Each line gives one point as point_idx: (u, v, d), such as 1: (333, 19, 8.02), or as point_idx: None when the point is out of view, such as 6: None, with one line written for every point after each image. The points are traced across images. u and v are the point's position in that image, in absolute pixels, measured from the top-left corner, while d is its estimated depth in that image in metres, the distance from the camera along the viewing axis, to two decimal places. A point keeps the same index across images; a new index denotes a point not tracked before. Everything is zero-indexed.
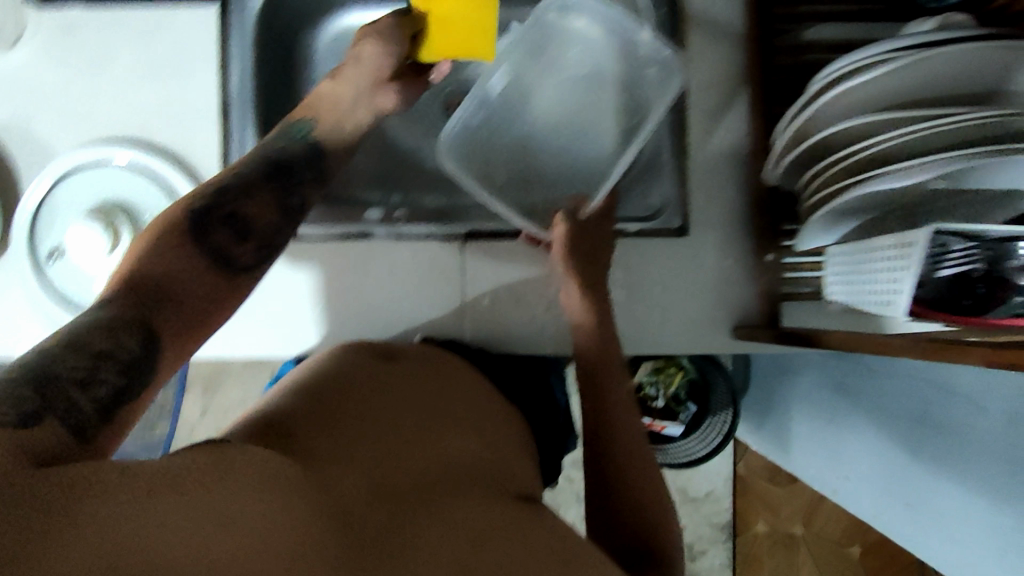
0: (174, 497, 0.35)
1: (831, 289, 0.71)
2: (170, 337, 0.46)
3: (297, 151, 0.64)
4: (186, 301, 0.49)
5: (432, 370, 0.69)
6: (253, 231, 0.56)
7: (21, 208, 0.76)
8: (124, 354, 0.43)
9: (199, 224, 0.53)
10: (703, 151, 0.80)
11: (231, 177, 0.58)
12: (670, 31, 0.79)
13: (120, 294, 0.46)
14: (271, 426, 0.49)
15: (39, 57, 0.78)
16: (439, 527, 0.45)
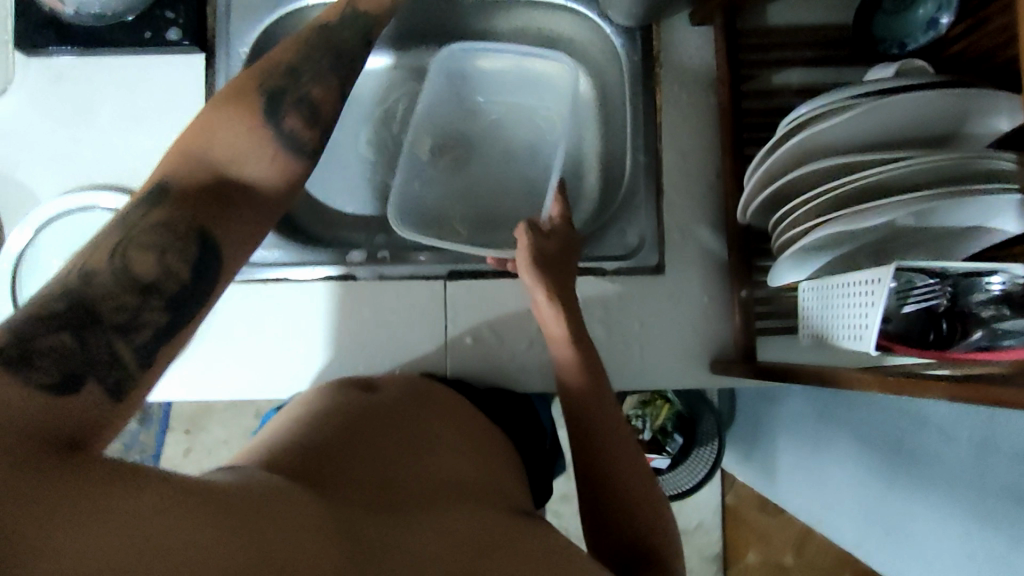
0: (195, 498, 0.34)
1: (803, 322, 0.75)
2: (235, 238, 0.42)
3: (352, 42, 0.55)
4: (254, 205, 0.44)
5: (423, 396, 0.70)
6: (324, 117, 0.50)
7: (6, 253, 0.77)
8: (171, 283, 0.38)
9: (268, 96, 0.47)
10: (678, 189, 0.82)
11: (295, 59, 0.50)
12: (645, 76, 0.82)
13: (177, 194, 0.41)
14: (270, 454, 0.49)
15: (27, 104, 0.80)
16: (441, 534, 0.45)
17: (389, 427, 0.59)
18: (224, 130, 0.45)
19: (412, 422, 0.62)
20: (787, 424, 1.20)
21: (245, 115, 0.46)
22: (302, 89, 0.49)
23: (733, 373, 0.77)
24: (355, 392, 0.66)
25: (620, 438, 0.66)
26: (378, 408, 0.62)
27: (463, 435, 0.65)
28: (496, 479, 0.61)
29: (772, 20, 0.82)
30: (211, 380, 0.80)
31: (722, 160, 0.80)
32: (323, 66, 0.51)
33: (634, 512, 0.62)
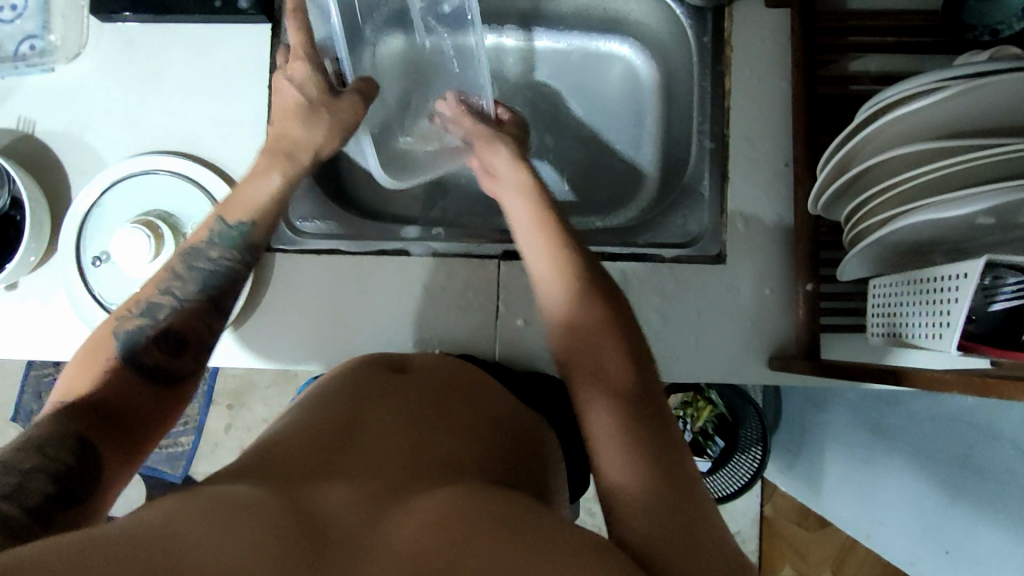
0: (121, 543, 0.38)
1: (871, 321, 0.72)
2: (112, 448, 0.50)
3: (231, 255, 0.65)
4: (131, 419, 0.54)
5: (442, 376, 0.68)
6: (189, 341, 0.60)
7: (72, 213, 0.78)
8: (57, 465, 0.46)
9: (128, 345, 0.58)
10: (742, 177, 0.79)
11: (160, 294, 0.61)
12: (714, 59, 0.80)
13: (68, 414, 0.51)
14: (260, 461, 0.51)
15: (97, 70, 0.81)
16: (403, 521, 0.43)
17: (390, 407, 0.59)
18: (94, 374, 0.55)
19: (420, 399, 0.62)
20: (830, 436, 1.14)
21: (112, 360, 0.57)
22: (164, 307, 0.61)
23: (794, 370, 0.74)
24: (381, 371, 0.67)
25: (587, 312, 0.59)
26: (389, 388, 0.63)
27: (482, 414, 0.64)
28: (513, 459, 0.60)
29: (852, 4, 0.78)
30: (262, 350, 0.80)
31: (794, 148, 0.77)
32: (195, 299, 0.62)
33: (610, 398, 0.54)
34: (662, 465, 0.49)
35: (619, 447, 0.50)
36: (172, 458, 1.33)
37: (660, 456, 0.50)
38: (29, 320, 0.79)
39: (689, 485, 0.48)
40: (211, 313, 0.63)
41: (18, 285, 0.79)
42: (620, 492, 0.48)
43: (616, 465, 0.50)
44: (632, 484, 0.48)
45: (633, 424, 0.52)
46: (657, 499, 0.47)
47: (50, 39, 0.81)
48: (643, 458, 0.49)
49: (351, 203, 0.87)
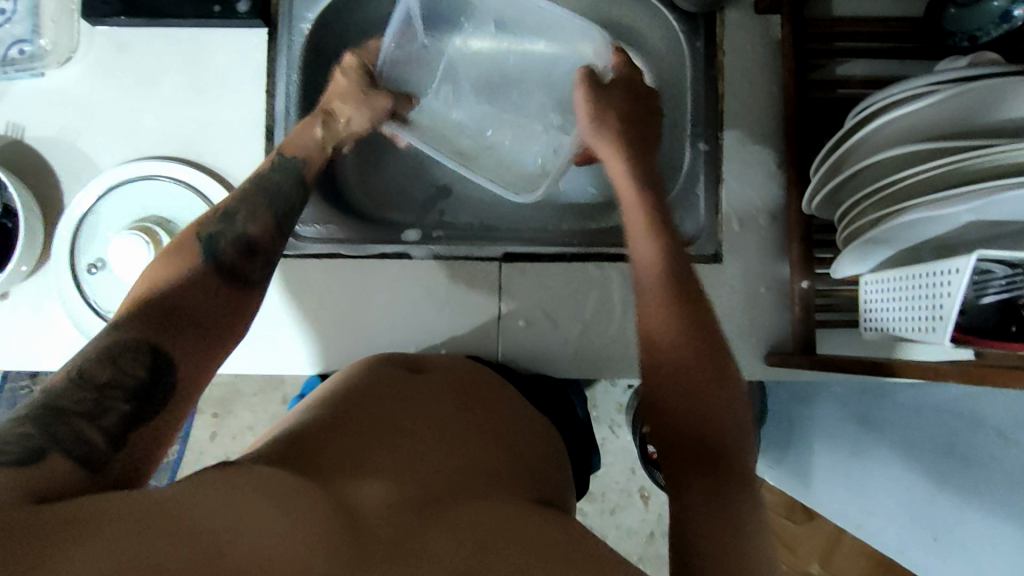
0: (181, 513, 0.37)
1: (865, 317, 0.75)
2: (189, 354, 0.49)
3: (290, 182, 0.66)
4: (205, 318, 0.52)
5: (458, 377, 0.69)
6: (261, 249, 0.59)
7: (66, 220, 0.77)
8: (130, 380, 0.45)
9: (208, 245, 0.56)
10: (736, 178, 0.81)
11: (233, 205, 0.62)
12: (706, 64, 0.82)
13: (142, 314, 0.49)
14: (294, 445, 0.51)
15: (89, 74, 0.80)
16: (448, 535, 0.44)
17: (420, 415, 0.59)
18: (172, 268, 0.54)
19: (448, 411, 0.62)
20: (817, 429, 1.16)
21: (190, 259, 0.55)
22: (239, 215, 0.61)
23: (791, 365, 0.76)
24: (401, 372, 0.67)
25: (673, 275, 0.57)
26: (412, 388, 0.63)
27: (501, 424, 0.64)
28: (531, 474, 0.60)
29: (837, 11, 0.81)
30: (262, 356, 0.79)
31: (785, 150, 0.79)
32: (263, 214, 0.62)
33: (682, 428, 0.51)
34: (730, 503, 0.46)
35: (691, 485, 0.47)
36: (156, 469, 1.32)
37: (727, 494, 0.47)
38: (21, 329, 0.77)
39: (750, 526, 0.46)
40: (275, 231, 0.62)
41: (9, 293, 0.78)
42: (686, 530, 0.45)
43: (685, 500, 0.47)
44: (697, 521, 0.45)
45: (702, 434, 0.50)
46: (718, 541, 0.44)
47: (40, 44, 0.80)
48: (710, 494, 0.47)
49: (348, 206, 0.87)
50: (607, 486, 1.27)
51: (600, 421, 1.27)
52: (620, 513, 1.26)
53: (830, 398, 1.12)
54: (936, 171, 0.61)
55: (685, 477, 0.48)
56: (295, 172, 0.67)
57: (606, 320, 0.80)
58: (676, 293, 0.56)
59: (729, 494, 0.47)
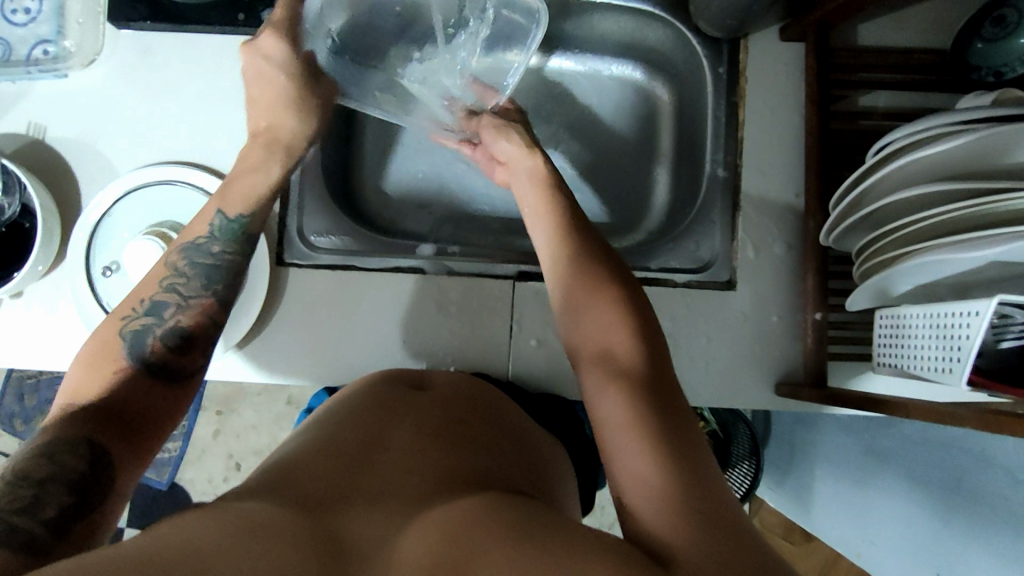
0: (156, 554, 0.38)
1: (878, 353, 0.74)
2: (119, 454, 0.49)
3: (231, 254, 0.62)
4: (135, 412, 0.52)
5: (455, 393, 0.69)
6: (198, 340, 0.58)
7: (82, 223, 0.77)
8: (70, 471, 0.46)
9: (133, 347, 0.55)
10: (753, 205, 0.81)
11: (164, 290, 0.58)
12: (728, 89, 0.82)
13: (71, 417, 0.49)
14: (276, 476, 0.51)
15: (111, 77, 0.80)
16: (412, 540, 0.42)
17: (407, 427, 0.59)
18: (98, 373, 0.53)
19: (441, 421, 0.61)
20: (819, 455, 1.16)
21: (113, 358, 0.54)
22: (169, 306, 0.58)
23: (802, 397, 0.76)
24: (403, 389, 0.67)
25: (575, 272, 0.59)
26: (402, 404, 0.64)
27: (493, 434, 0.63)
28: (531, 480, 0.58)
29: (862, 41, 0.81)
30: (272, 365, 0.79)
31: (804, 180, 0.79)
32: (200, 294, 0.60)
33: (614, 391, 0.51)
34: (680, 458, 0.45)
35: (626, 441, 0.47)
36: (158, 464, 1.32)
37: (678, 451, 0.46)
38: (34, 329, 0.78)
39: (707, 480, 0.45)
40: (219, 306, 0.61)
41: (23, 292, 0.78)
42: (627, 488, 0.45)
43: (623, 460, 0.46)
44: (642, 479, 0.45)
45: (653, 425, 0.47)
46: (668, 489, 0.43)
47: (64, 45, 0.80)
48: (653, 450, 0.46)
49: (363, 218, 0.87)
50: (608, 501, 1.26)
51: None
52: (619, 529, 1.25)
53: (834, 426, 1.11)
54: (957, 214, 0.60)
55: (636, 472, 0.45)
56: (236, 236, 0.63)
57: None
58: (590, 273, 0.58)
59: (686, 457, 0.46)
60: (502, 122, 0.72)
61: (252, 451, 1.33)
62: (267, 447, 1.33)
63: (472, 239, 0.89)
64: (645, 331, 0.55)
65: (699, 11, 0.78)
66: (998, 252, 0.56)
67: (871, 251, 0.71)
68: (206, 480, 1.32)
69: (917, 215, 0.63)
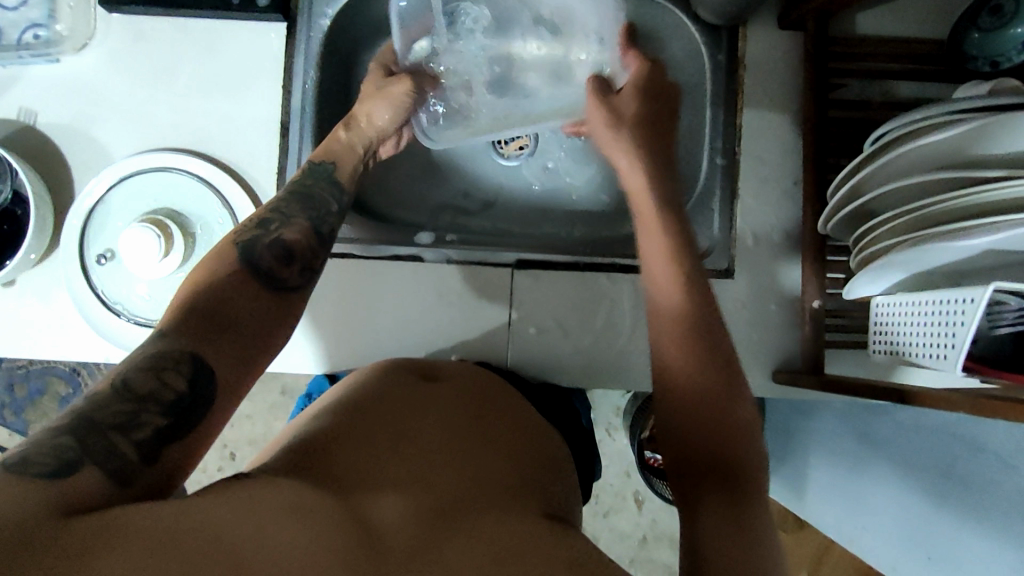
0: (197, 528, 0.37)
1: (873, 341, 0.75)
2: (222, 372, 0.47)
3: (321, 188, 0.66)
4: (243, 324, 0.50)
5: (469, 385, 0.69)
6: (298, 254, 0.58)
7: (76, 210, 0.76)
8: (170, 392, 0.44)
9: (245, 252, 0.55)
10: (751, 194, 0.81)
11: (269, 213, 0.61)
12: (727, 77, 0.82)
13: (182, 322, 0.47)
14: (302, 450, 0.50)
15: (105, 61, 0.79)
16: (461, 551, 0.44)
17: (430, 421, 0.59)
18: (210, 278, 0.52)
19: (460, 417, 0.62)
20: (813, 442, 1.17)
21: (223, 269, 0.53)
22: (275, 221, 0.60)
23: (799, 385, 0.76)
24: (412, 379, 0.67)
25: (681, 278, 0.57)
26: (424, 394, 0.64)
27: (509, 432, 0.64)
28: (544, 484, 0.59)
29: (860, 30, 0.81)
30: None
31: (802, 168, 0.79)
32: (299, 217, 0.62)
33: (697, 441, 0.50)
34: (746, 519, 0.45)
35: (706, 504, 0.46)
36: None
37: (746, 510, 0.46)
38: (27, 318, 0.77)
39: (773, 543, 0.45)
40: (314, 235, 0.62)
41: (16, 280, 0.77)
42: (701, 544, 0.44)
43: (702, 518, 0.45)
44: (715, 522, 0.45)
45: (721, 469, 0.48)
46: (738, 551, 0.43)
47: (56, 29, 0.78)
48: (727, 515, 0.45)
49: (361, 206, 0.86)
50: (603, 489, 1.27)
51: (599, 424, 1.27)
52: (614, 517, 1.26)
53: (829, 413, 1.12)
54: (955, 203, 0.60)
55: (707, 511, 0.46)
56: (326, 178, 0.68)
57: (617, 331, 0.80)
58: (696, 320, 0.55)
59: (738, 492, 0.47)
60: (614, 118, 0.66)
61: (247, 440, 1.33)
62: (262, 436, 1.33)
63: (471, 227, 0.88)
64: (736, 397, 0.52)
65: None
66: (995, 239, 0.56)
67: (868, 240, 0.71)
68: (200, 470, 1.32)
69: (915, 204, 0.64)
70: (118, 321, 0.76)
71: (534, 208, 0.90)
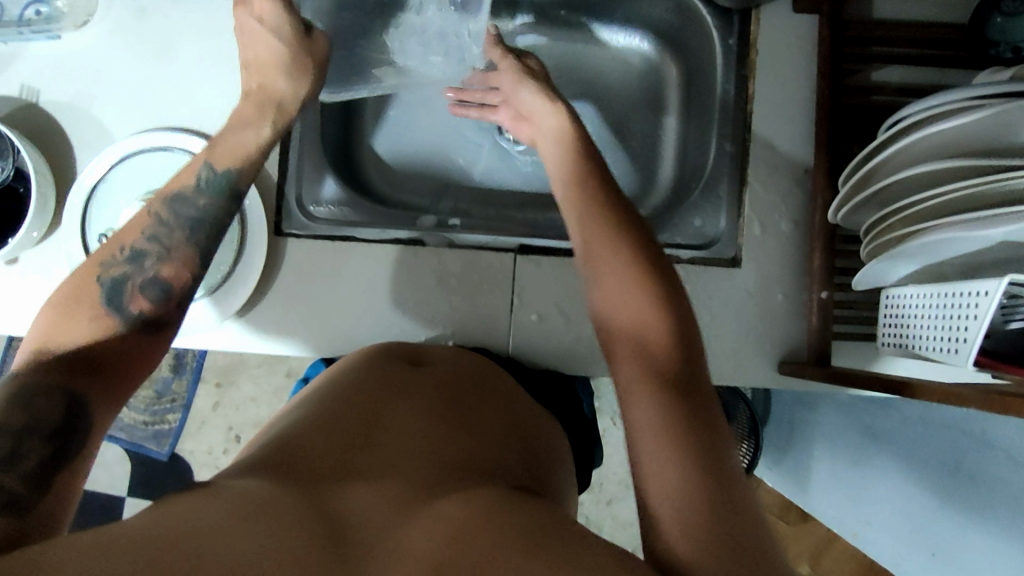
0: (142, 543, 0.36)
1: (883, 333, 0.73)
2: (99, 403, 0.45)
3: (216, 208, 0.58)
4: (114, 356, 0.47)
5: (458, 373, 0.67)
6: (177, 294, 0.53)
7: (77, 188, 0.76)
8: (47, 423, 0.42)
9: (111, 294, 0.50)
10: (761, 181, 0.80)
11: (145, 241, 0.54)
12: (738, 62, 0.80)
13: (46, 360, 0.45)
14: (275, 453, 0.50)
15: (106, 39, 0.78)
16: (428, 525, 0.42)
17: (407, 406, 0.58)
18: (71, 317, 0.48)
19: (442, 401, 0.61)
20: (818, 436, 1.15)
21: (91, 303, 0.49)
22: (149, 257, 0.54)
23: (805, 376, 0.75)
24: (399, 365, 0.66)
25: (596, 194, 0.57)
26: (410, 383, 0.63)
27: (497, 420, 0.62)
28: (529, 466, 0.58)
29: (877, 13, 0.78)
30: (269, 335, 0.78)
31: (813, 155, 0.78)
32: (182, 246, 0.55)
33: (635, 359, 0.49)
34: (695, 427, 0.45)
35: (645, 408, 0.46)
36: (158, 434, 1.33)
37: (695, 417, 0.45)
38: (28, 296, 0.77)
39: (724, 456, 0.44)
40: (199, 263, 0.56)
41: (18, 258, 0.77)
42: (642, 454, 0.44)
43: (642, 414, 0.46)
44: (659, 437, 0.44)
45: (672, 389, 0.47)
46: (682, 464, 0.43)
47: (57, 6, 0.78)
48: (673, 426, 0.44)
49: (364, 189, 0.85)
50: (606, 478, 1.26)
51: (603, 413, 1.26)
52: (616, 506, 1.26)
53: (835, 406, 1.10)
54: (966, 192, 0.59)
55: (653, 430, 0.45)
56: (226, 194, 0.59)
57: None
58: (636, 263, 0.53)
59: (695, 419, 0.45)
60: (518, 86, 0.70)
61: (251, 423, 1.33)
62: (266, 418, 1.33)
63: (474, 212, 0.87)
64: (679, 313, 0.51)
65: None
66: (1007, 229, 0.55)
67: (877, 231, 0.70)
68: (204, 451, 1.32)
69: (926, 193, 0.62)
70: None
71: (539, 193, 0.89)
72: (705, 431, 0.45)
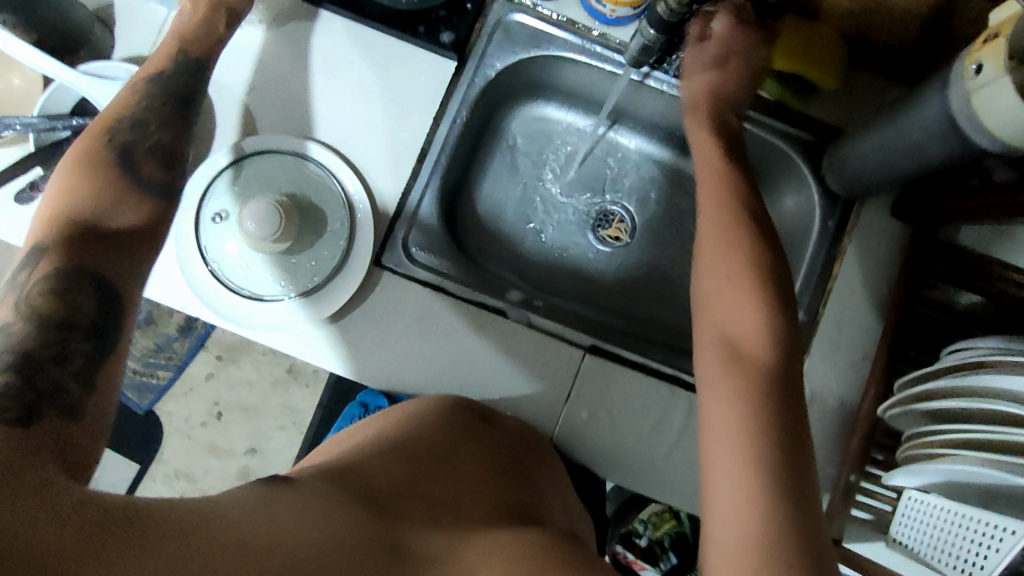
0: (227, 524, 0.43)
1: (900, 526, 0.76)
2: (119, 267, 0.54)
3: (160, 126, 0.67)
4: (122, 238, 0.56)
5: (522, 435, 0.74)
6: (173, 158, 0.66)
7: (209, 165, 0.80)
8: (83, 313, 0.50)
9: (117, 157, 0.62)
10: (821, 354, 0.86)
11: (139, 113, 0.66)
12: (830, 244, 0.89)
13: (72, 239, 0.53)
14: (353, 469, 0.56)
15: (280, 43, 0.83)
16: (480, 558, 0.48)
17: (473, 455, 0.65)
18: (89, 183, 0.59)
19: (497, 458, 0.66)
20: None
21: (108, 178, 0.59)
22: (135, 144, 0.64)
23: None
24: (473, 418, 0.71)
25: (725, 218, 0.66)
26: (479, 432, 0.69)
27: (546, 488, 0.68)
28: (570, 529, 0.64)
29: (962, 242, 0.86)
30: (333, 354, 0.80)
31: (876, 350, 0.83)
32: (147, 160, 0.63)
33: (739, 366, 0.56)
34: (781, 451, 0.50)
35: (722, 408, 0.53)
36: (142, 388, 1.29)
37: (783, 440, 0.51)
38: None
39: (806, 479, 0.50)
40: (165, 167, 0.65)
41: None
42: (716, 474, 0.51)
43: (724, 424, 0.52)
44: (738, 477, 0.49)
45: (764, 403, 0.53)
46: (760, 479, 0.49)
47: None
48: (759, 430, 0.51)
49: (460, 241, 0.90)
50: None
51: None
52: None
53: None
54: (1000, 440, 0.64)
55: (737, 450, 0.51)
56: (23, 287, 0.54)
57: (660, 441, 0.81)
58: (750, 356, 0.56)
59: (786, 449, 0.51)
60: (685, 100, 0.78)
61: (239, 406, 1.31)
62: (254, 405, 1.31)
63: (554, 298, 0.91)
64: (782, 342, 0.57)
65: (832, 167, 0.85)
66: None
67: (917, 440, 0.76)
68: (186, 418, 1.31)
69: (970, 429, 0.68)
70: (208, 276, 0.79)
71: (611, 297, 0.93)
72: (797, 519, 0.47)
